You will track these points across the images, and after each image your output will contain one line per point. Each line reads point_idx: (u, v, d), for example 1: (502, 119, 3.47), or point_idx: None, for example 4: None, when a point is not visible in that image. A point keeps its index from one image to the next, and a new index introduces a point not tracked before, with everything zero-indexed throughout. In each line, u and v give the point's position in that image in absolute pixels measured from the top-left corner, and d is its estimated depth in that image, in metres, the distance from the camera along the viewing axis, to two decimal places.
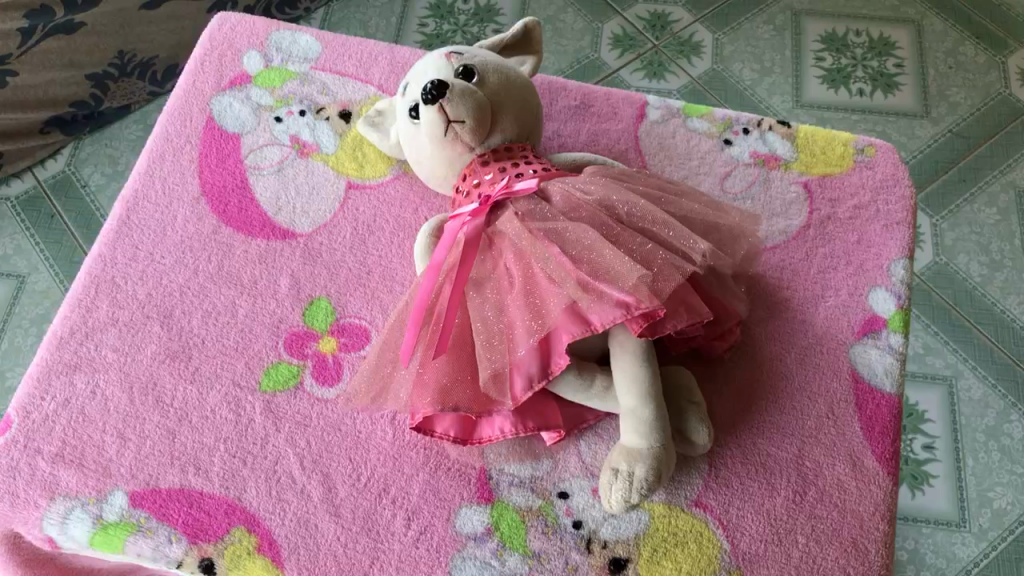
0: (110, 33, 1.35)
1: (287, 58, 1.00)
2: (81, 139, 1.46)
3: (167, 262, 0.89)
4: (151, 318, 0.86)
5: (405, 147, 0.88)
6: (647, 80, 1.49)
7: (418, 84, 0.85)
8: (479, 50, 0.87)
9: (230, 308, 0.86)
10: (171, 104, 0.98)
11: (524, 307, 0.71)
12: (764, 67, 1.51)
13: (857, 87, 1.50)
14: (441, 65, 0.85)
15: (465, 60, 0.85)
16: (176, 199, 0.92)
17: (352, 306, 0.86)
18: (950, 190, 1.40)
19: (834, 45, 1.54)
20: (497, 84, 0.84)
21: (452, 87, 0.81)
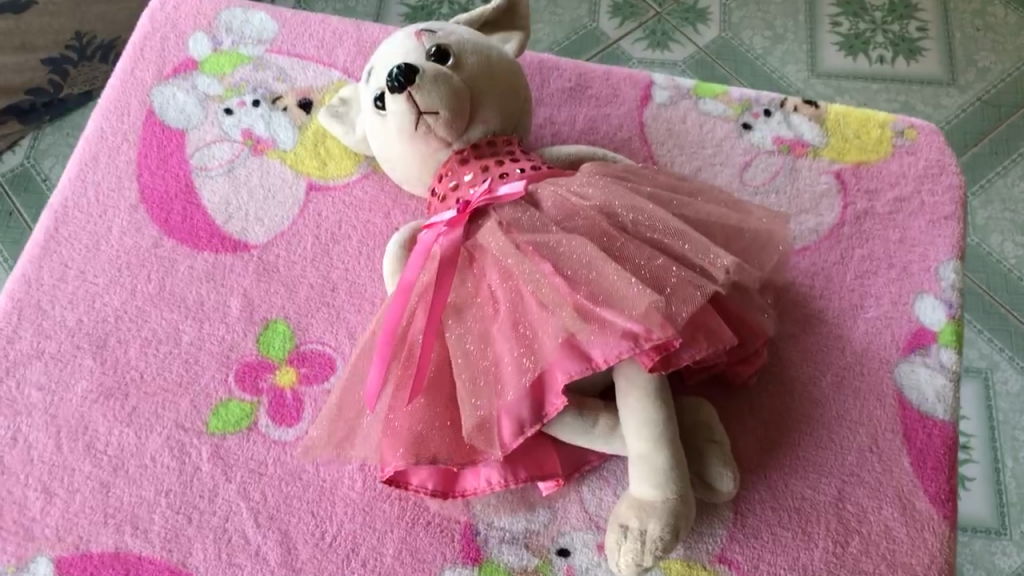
0: (63, 12, 1.17)
1: (238, 40, 0.87)
2: (41, 130, 1.23)
3: (100, 282, 0.76)
4: (82, 348, 0.74)
5: (373, 143, 0.75)
6: (653, 50, 1.36)
7: (384, 69, 0.73)
8: (455, 27, 0.75)
9: (173, 335, 0.74)
10: (106, 96, 0.85)
11: (512, 340, 0.59)
12: (776, 34, 1.36)
13: (876, 54, 1.34)
14: (409, 47, 0.72)
15: (438, 39, 0.72)
16: (112, 208, 0.79)
17: (314, 329, 0.74)
18: (981, 163, 1.25)
19: (850, 9, 1.38)
20: (476, 66, 0.71)
21: (424, 72, 0.68)
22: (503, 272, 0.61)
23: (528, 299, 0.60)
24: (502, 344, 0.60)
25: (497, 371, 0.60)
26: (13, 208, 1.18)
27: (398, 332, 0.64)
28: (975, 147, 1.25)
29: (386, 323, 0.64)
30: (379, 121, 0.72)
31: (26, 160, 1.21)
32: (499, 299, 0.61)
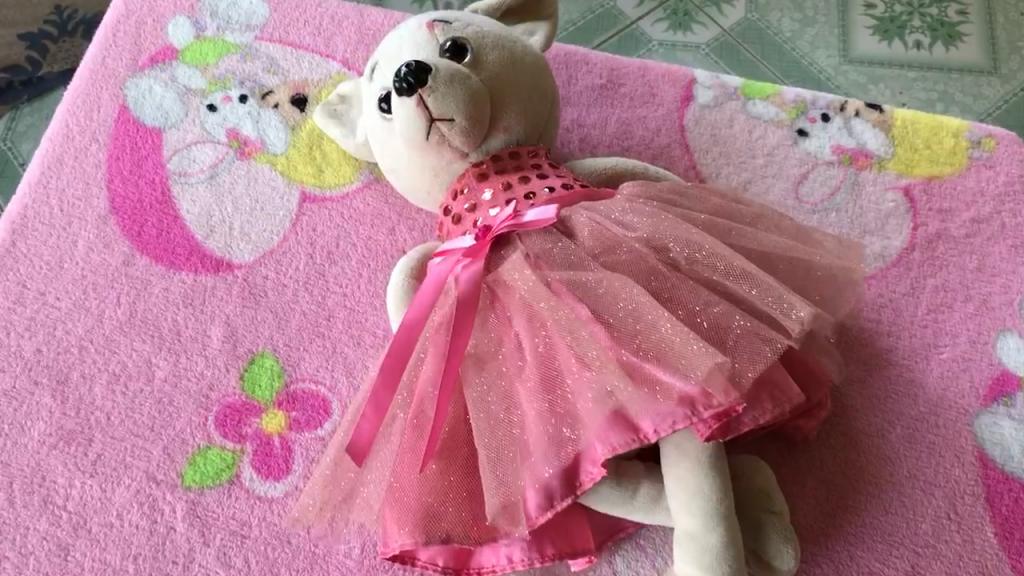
0: None
1: (225, 26, 0.77)
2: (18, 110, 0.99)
3: (63, 307, 0.67)
4: (41, 384, 0.64)
5: (377, 152, 0.65)
6: (674, 32, 1.03)
7: (391, 65, 0.62)
8: (474, 16, 0.64)
9: (145, 369, 0.65)
10: (74, 89, 0.75)
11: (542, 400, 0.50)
12: (807, 17, 1.04)
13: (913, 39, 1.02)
14: (420, 41, 0.62)
15: (454, 32, 0.62)
16: (77, 219, 0.70)
17: (306, 366, 0.65)
18: None
19: None
20: (499, 65, 0.61)
21: (437, 71, 0.58)
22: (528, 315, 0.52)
23: (560, 350, 0.50)
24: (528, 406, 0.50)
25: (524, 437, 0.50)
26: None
27: (403, 379, 0.55)
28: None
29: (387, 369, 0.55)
30: (385, 126, 0.62)
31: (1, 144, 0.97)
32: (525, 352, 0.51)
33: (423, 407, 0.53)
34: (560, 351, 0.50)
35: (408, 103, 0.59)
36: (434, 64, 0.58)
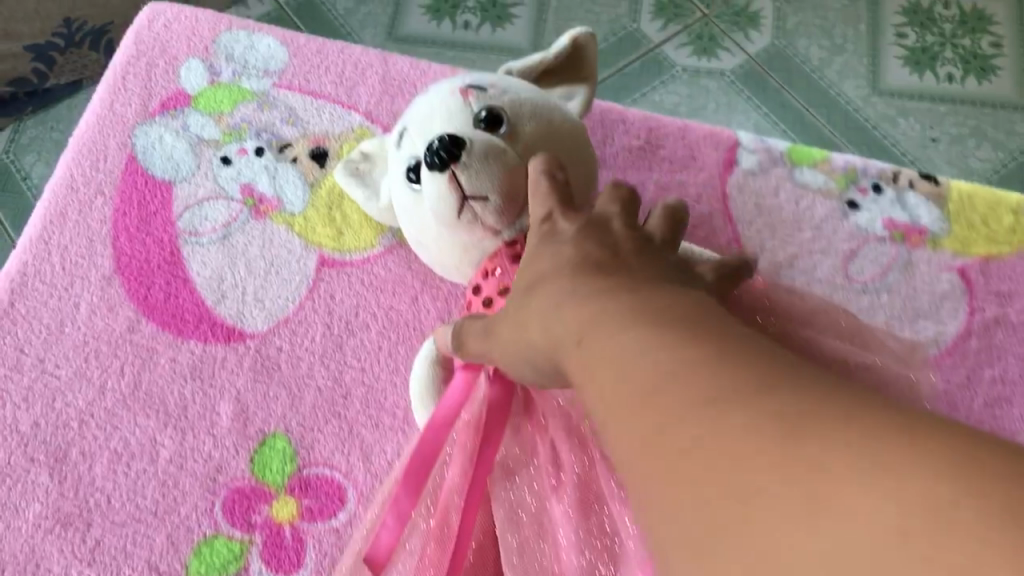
0: None
1: (241, 70, 0.73)
2: (24, 123, 0.99)
3: (62, 376, 0.63)
4: (38, 461, 0.60)
5: (401, 222, 0.61)
6: (697, 59, 1.03)
7: (422, 132, 0.58)
8: (511, 79, 0.60)
9: (150, 448, 0.61)
10: (79, 135, 0.71)
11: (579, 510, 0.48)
12: (835, 44, 1.04)
13: (944, 72, 1.03)
14: (453, 109, 0.57)
15: (489, 99, 0.58)
16: (80, 279, 0.66)
17: (321, 448, 0.61)
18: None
19: (917, 20, 1.05)
20: (537, 138, 0.57)
21: (472, 146, 0.54)
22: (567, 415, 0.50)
23: (600, 464, 0.47)
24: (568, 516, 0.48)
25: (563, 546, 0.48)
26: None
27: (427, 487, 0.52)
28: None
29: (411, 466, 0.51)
30: (413, 199, 0.57)
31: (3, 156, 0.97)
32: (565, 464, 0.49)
33: (448, 514, 0.51)
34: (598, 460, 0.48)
35: (439, 179, 0.54)
36: (470, 138, 0.54)
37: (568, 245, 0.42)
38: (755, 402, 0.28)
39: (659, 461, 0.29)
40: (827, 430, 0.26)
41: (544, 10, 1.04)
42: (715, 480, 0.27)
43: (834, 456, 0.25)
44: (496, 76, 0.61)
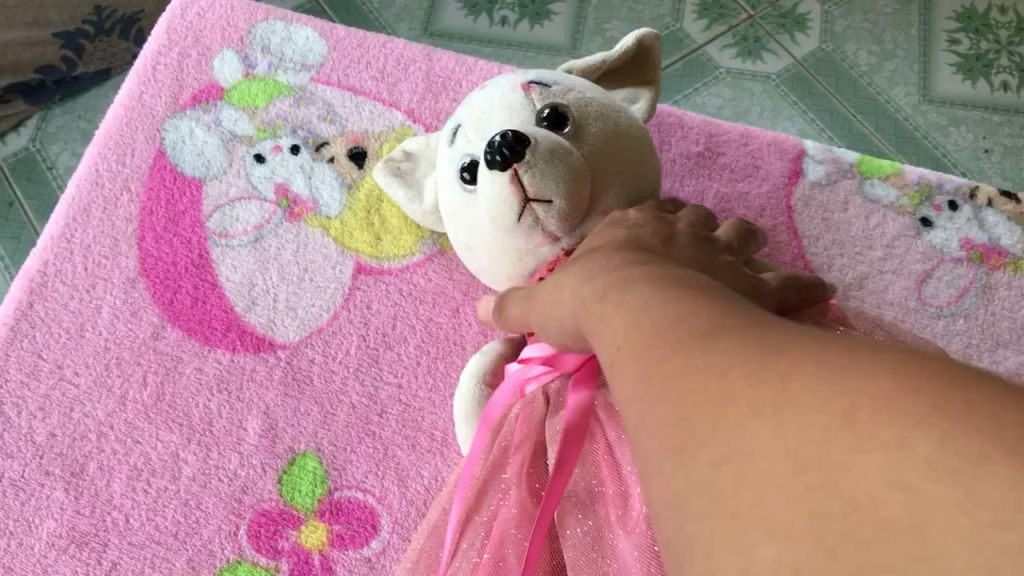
0: None
1: (277, 63, 0.69)
2: (52, 111, 0.95)
3: (81, 385, 0.59)
4: (52, 476, 0.57)
5: (451, 227, 0.56)
6: (741, 60, 0.97)
7: (478, 129, 0.53)
8: (573, 77, 0.56)
9: (172, 464, 0.57)
10: (104, 128, 0.67)
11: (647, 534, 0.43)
12: (884, 50, 0.98)
13: (999, 79, 0.96)
14: (513, 105, 0.53)
15: (553, 97, 0.53)
16: (102, 280, 0.62)
17: (353, 470, 0.57)
18: None
19: (972, 26, 0.98)
20: (604, 141, 0.52)
21: (536, 144, 0.49)
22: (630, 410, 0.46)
23: None
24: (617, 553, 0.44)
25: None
26: (24, 219, 0.90)
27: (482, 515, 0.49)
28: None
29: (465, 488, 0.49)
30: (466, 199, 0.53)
31: (29, 144, 0.93)
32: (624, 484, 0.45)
33: (505, 547, 0.47)
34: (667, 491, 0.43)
35: (498, 178, 0.49)
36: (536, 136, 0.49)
37: (625, 229, 0.44)
38: (727, 365, 0.28)
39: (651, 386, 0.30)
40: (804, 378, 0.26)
41: (587, 7, 0.99)
42: (686, 442, 0.27)
43: (799, 407, 0.25)
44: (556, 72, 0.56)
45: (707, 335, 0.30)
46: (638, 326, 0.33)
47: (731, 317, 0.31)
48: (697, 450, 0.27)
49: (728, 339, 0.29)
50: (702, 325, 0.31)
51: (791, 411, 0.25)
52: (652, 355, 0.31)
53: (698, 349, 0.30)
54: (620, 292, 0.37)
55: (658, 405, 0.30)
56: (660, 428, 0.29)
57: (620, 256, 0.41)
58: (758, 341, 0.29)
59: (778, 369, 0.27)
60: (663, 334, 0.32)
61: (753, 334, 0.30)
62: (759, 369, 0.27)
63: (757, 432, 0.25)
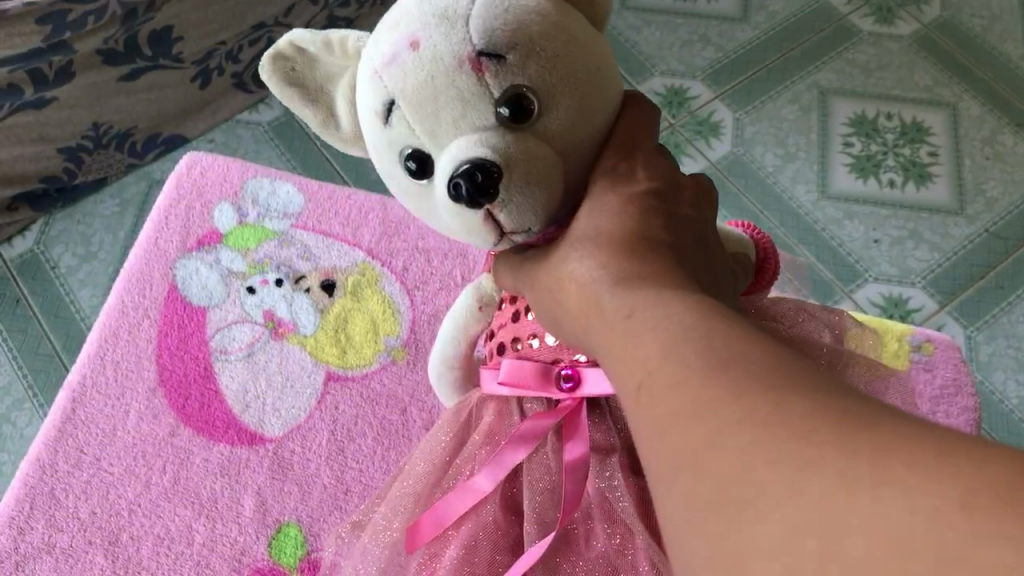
0: (83, 105, 1.39)
1: (264, 213, 0.88)
2: (52, 215, 1.51)
3: (115, 472, 0.76)
4: (94, 544, 0.74)
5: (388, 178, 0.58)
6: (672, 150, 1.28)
7: (422, 117, 0.51)
8: (517, 16, 0.51)
9: (185, 534, 0.74)
10: (128, 267, 0.85)
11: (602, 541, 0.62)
12: (787, 153, 1.42)
13: (887, 177, 1.39)
14: (467, 97, 0.50)
15: (512, 79, 0.50)
16: (129, 389, 0.80)
17: (324, 537, 0.74)
18: (985, 297, 1.28)
19: (863, 130, 1.43)
20: (566, 117, 0.52)
21: (508, 175, 0.50)
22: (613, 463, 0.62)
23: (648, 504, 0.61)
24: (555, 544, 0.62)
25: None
26: None
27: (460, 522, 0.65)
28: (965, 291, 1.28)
29: (450, 512, 0.63)
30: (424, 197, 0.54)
31: (38, 244, 1.48)
32: (588, 498, 0.63)
33: None
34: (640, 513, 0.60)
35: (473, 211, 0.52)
36: (502, 162, 0.50)
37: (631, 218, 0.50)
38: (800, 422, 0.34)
39: (703, 425, 0.36)
40: (894, 449, 0.31)
41: None
42: (752, 488, 0.33)
43: (893, 473, 0.30)
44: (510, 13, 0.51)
45: (763, 395, 0.35)
46: (686, 358, 0.39)
47: (781, 368, 0.37)
48: (769, 505, 0.32)
49: (783, 405, 0.35)
50: (757, 371, 0.37)
51: (884, 481, 0.30)
52: (709, 400, 0.37)
53: (759, 410, 0.35)
54: (652, 317, 0.43)
55: (722, 455, 0.35)
56: (712, 475, 0.34)
57: (629, 266, 0.48)
58: (828, 409, 0.34)
59: (863, 442, 0.32)
60: (718, 373, 0.37)
61: (802, 399, 0.35)
62: (838, 442, 0.32)
63: (853, 500, 0.30)
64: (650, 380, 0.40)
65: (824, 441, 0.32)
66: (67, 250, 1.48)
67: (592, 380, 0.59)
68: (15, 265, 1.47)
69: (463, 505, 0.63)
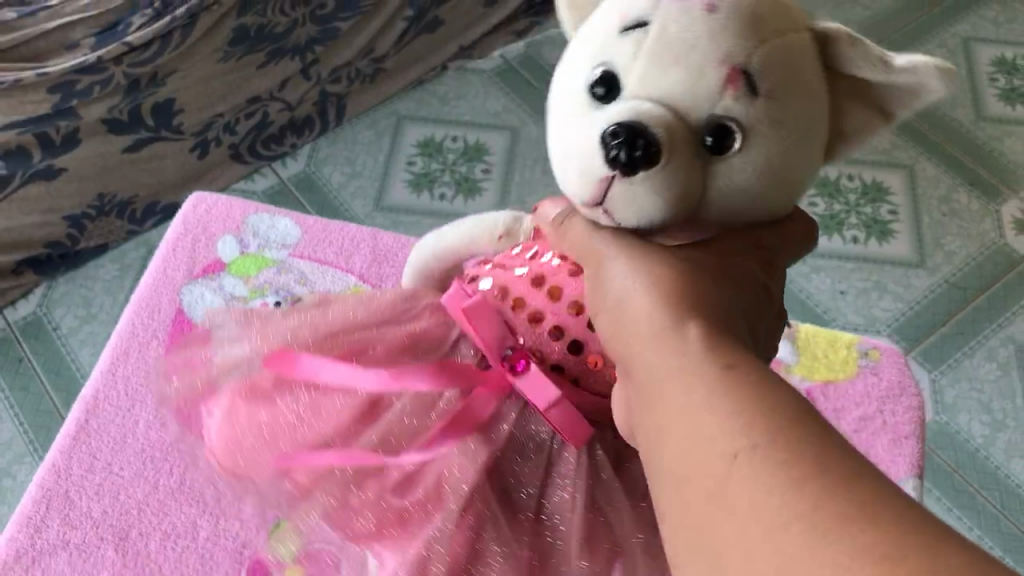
0: (92, 177, 1.49)
1: (263, 245, 0.96)
2: (55, 280, 1.56)
3: (125, 475, 0.83)
4: (105, 540, 0.79)
5: (567, 82, 0.69)
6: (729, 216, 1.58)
7: (657, 84, 0.63)
8: (792, 80, 0.65)
9: (191, 529, 0.81)
10: (137, 293, 0.92)
11: (398, 499, 0.72)
12: None
13: (851, 233, 1.58)
14: (694, 98, 0.63)
15: (733, 116, 0.63)
16: (139, 402, 0.87)
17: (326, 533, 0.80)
18: (947, 342, 1.47)
19: (827, 191, 1.63)
20: (737, 166, 0.64)
21: (668, 156, 0.61)
22: (473, 446, 0.73)
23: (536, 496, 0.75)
24: (359, 488, 0.73)
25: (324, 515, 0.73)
26: None
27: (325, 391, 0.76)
28: (926, 339, 1.47)
29: (335, 377, 0.75)
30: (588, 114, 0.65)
31: (40, 307, 1.53)
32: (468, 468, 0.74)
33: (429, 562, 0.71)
34: (469, 505, 0.72)
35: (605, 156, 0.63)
36: (666, 144, 0.61)
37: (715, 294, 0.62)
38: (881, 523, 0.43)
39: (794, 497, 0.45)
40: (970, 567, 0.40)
41: None
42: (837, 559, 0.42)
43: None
44: (785, 84, 0.65)
45: (856, 498, 0.44)
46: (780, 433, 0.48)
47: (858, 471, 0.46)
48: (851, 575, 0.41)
49: (868, 499, 0.44)
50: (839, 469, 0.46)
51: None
52: (799, 478, 0.46)
53: (841, 496, 0.44)
54: (741, 379, 0.52)
55: (807, 525, 0.44)
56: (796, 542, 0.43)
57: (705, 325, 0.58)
58: (904, 518, 0.43)
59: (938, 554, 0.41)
60: (806, 456, 0.47)
61: (889, 504, 0.44)
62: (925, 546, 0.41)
63: None
64: (741, 432, 0.49)
65: (919, 541, 0.41)
66: (65, 311, 1.54)
67: (528, 378, 0.72)
68: (19, 327, 1.52)
69: (356, 379, 0.74)
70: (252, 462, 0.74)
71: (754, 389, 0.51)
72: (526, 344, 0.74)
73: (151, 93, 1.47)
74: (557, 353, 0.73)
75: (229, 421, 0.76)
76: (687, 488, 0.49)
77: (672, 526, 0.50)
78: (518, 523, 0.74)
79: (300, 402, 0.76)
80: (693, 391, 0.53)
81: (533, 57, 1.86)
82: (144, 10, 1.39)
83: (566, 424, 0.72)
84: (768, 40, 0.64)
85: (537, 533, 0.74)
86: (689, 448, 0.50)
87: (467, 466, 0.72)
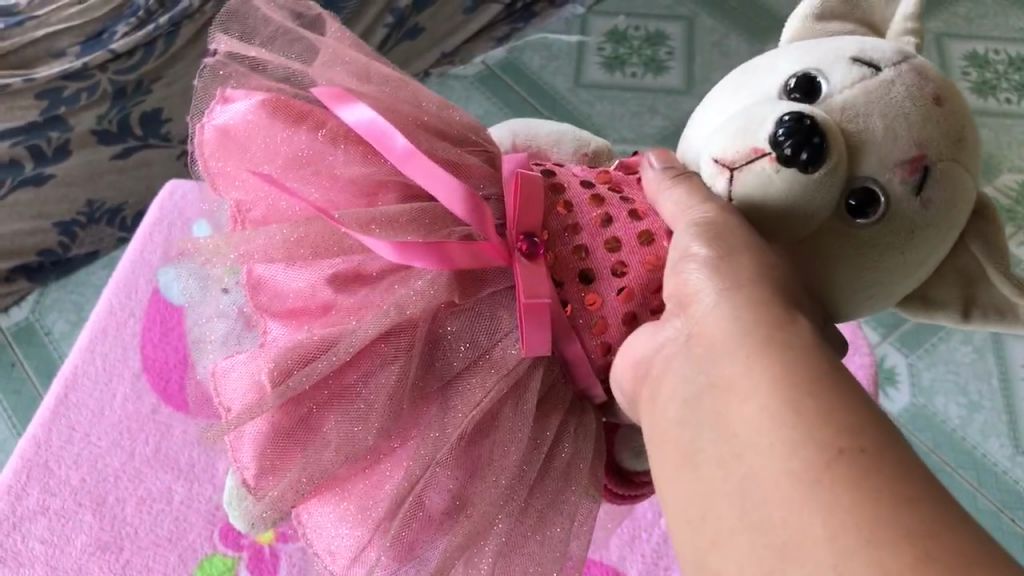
0: (79, 183, 1.50)
1: None
2: (47, 286, 1.55)
3: (103, 445, 1.08)
4: (84, 505, 1.03)
5: (760, 78, 0.73)
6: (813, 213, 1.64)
7: (846, 117, 0.67)
8: (950, 187, 0.69)
9: (165, 495, 1.05)
10: (121, 275, 1.21)
11: (332, 292, 0.74)
12: None
13: None
14: (868, 148, 0.67)
15: (885, 180, 0.67)
16: (117, 376, 1.13)
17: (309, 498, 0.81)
18: (924, 328, 1.49)
19: None
20: (863, 218, 0.67)
21: (821, 168, 0.64)
22: (443, 286, 0.72)
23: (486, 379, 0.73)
24: (292, 269, 0.74)
25: (240, 283, 0.76)
26: None
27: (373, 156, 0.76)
28: (903, 325, 1.50)
29: (371, 131, 0.74)
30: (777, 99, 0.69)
31: (32, 313, 1.52)
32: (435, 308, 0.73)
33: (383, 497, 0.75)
34: (393, 333, 0.72)
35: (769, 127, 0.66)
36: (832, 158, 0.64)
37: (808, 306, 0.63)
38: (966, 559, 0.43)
39: (878, 523, 0.45)
40: None
41: None
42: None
43: None
44: (945, 202, 0.69)
45: (942, 530, 0.44)
46: (873, 456, 0.48)
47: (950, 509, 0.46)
48: None
49: (942, 527, 0.44)
50: (925, 499, 0.46)
51: None
52: (885, 501, 0.46)
53: (945, 535, 0.44)
54: (837, 391, 0.52)
55: (888, 550, 0.44)
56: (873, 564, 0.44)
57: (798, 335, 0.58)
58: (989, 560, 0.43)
59: None
60: (895, 485, 0.46)
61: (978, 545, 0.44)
62: None
63: None
64: (830, 445, 0.49)
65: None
66: (55, 316, 1.52)
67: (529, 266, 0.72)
68: (11, 332, 1.50)
69: (397, 146, 0.73)
70: (236, 162, 0.79)
71: (840, 405, 0.51)
72: (551, 238, 0.75)
73: (139, 102, 1.49)
74: (572, 270, 0.74)
75: (243, 123, 0.78)
76: (754, 497, 0.50)
77: (726, 534, 0.51)
78: (421, 389, 0.74)
79: (316, 147, 0.76)
80: (769, 396, 0.53)
81: (513, 62, 1.87)
82: (128, 18, 1.43)
83: (535, 329, 0.71)
84: (955, 163, 0.69)
85: (432, 411, 0.74)
86: (763, 465, 0.51)
87: (424, 299, 0.71)
